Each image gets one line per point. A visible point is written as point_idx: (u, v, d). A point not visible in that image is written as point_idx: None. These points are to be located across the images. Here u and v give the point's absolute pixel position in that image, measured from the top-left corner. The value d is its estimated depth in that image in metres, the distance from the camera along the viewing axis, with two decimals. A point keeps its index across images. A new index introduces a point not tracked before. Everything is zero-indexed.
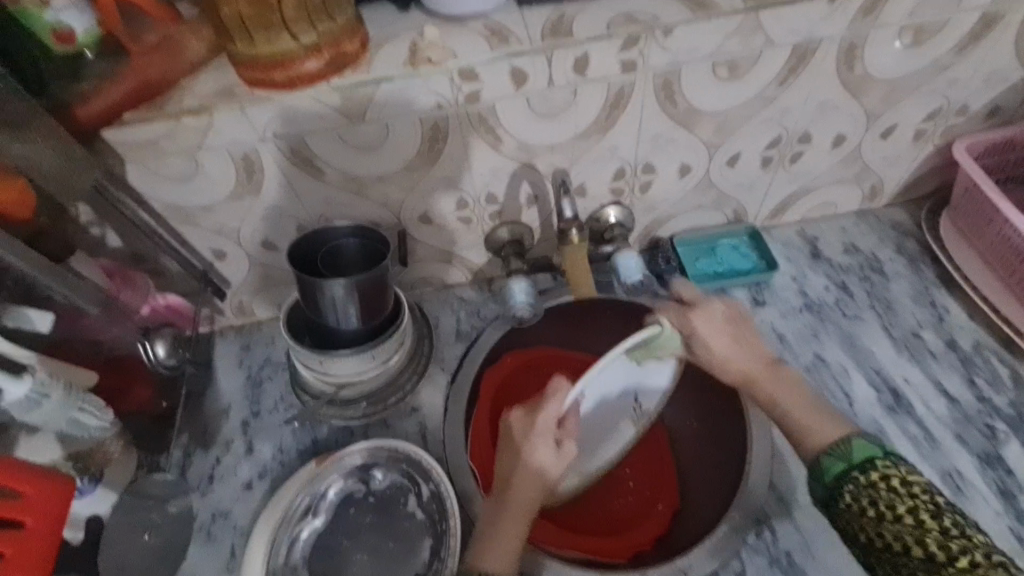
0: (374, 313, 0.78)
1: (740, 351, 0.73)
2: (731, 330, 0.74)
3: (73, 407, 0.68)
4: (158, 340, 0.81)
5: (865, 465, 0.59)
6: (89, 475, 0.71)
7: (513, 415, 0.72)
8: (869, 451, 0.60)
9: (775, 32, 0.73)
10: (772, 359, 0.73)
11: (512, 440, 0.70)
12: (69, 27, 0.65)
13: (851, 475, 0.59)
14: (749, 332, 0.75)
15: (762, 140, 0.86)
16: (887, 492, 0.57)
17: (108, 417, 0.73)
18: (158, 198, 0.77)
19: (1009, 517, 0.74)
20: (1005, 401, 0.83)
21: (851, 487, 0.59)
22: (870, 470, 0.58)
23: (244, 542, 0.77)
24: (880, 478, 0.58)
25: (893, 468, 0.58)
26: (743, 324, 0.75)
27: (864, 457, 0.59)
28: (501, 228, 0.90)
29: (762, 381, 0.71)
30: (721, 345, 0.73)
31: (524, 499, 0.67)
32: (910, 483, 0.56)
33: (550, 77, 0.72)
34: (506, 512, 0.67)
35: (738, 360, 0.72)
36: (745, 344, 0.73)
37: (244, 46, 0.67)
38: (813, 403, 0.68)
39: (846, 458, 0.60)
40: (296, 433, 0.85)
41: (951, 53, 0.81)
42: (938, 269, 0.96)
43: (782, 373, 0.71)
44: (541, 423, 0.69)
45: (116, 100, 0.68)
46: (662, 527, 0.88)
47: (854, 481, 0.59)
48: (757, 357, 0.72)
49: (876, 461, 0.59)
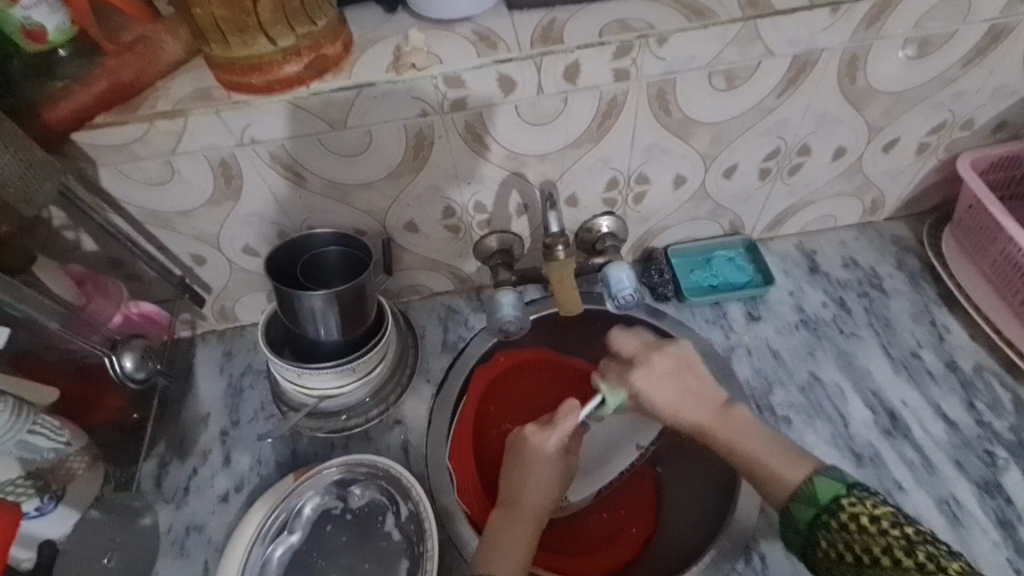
0: (354, 326, 0.75)
1: (686, 404, 0.75)
2: (675, 379, 0.77)
3: (24, 428, 0.67)
4: (126, 352, 0.76)
5: (832, 507, 0.62)
6: (50, 494, 0.69)
7: (527, 429, 0.76)
8: (834, 490, 0.63)
9: (774, 42, 0.71)
10: (722, 407, 0.75)
11: (521, 455, 0.74)
12: (40, 26, 0.63)
13: (821, 521, 0.62)
14: (698, 377, 0.77)
15: (760, 152, 0.83)
16: (859, 533, 0.59)
17: (63, 436, 0.71)
18: (131, 201, 0.74)
19: (1007, 549, 0.72)
20: (1005, 426, 0.80)
21: (825, 532, 0.61)
22: (839, 512, 0.61)
23: (218, 557, 0.74)
24: (849, 519, 0.60)
25: (859, 505, 0.61)
26: (690, 372, 0.77)
27: (830, 498, 0.63)
28: (490, 237, 0.87)
29: (715, 431, 0.73)
30: (664, 393, 0.76)
31: (536, 506, 0.72)
32: (878, 520, 0.59)
33: (540, 85, 0.70)
34: (515, 526, 0.70)
35: (687, 412, 0.75)
36: (694, 392, 0.76)
37: (219, 50, 0.64)
38: (772, 443, 0.70)
39: (814, 502, 0.63)
40: (274, 445, 0.82)
41: (956, 66, 0.78)
42: (939, 287, 0.93)
43: (734, 422, 0.73)
44: (557, 438, 0.74)
45: (86, 104, 0.65)
46: (633, 550, 0.86)
47: (826, 525, 0.62)
48: (706, 404, 0.75)
49: (842, 500, 0.62)
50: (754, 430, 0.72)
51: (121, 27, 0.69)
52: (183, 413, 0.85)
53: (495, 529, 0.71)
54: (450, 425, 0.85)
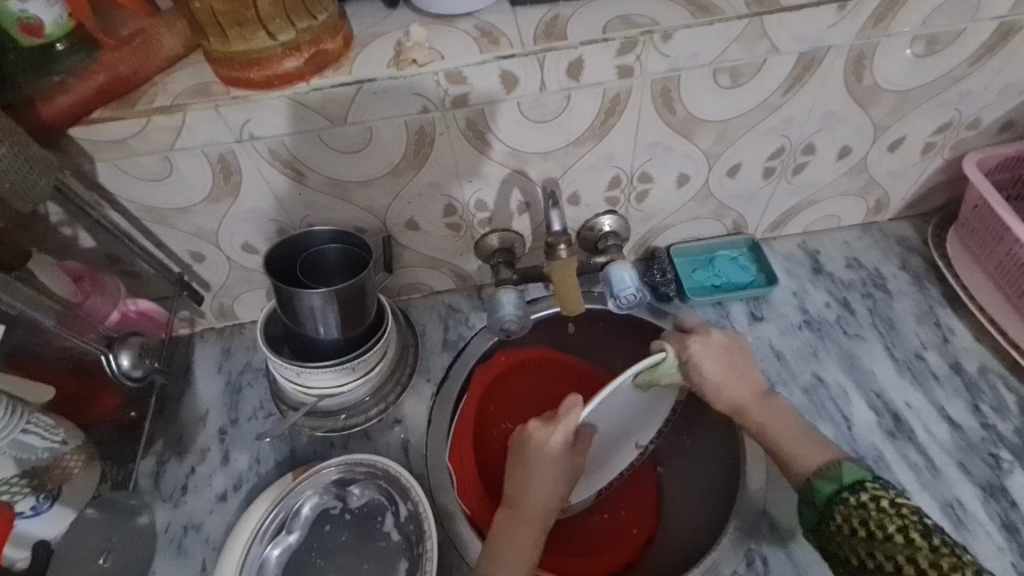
0: (354, 324, 0.75)
1: (732, 382, 0.74)
2: (724, 358, 0.75)
3: (19, 429, 0.67)
4: (122, 350, 0.75)
5: (854, 487, 0.62)
6: (46, 493, 0.70)
7: (530, 426, 0.75)
8: (859, 475, 0.63)
9: (780, 39, 0.70)
10: (763, 392, 0.74)
11: (523, 454, 0.74)
12: (37, 19, 0.63)
13: (841, 497, 0.62)
14: (745, 359, 0.76)
15: (764, 150, 0.82)
16: (878, 511, 0.59)
17: (58, 436, 0.71)
18: (129, 198, 0.73)
19: (1011, 553, 0.71)
20: (1010, 428, 0.79)
21: (842, 508, 0.61)
22: (860, 492, 0.61)
23: (215, 557, 0.74)
24: (870, 499, 0.60)
25: (882, 490, 0.61)
26: (739, 351, 0.76)
27: (853, 480, 0.62)
28: (491, 235, 0.86)
29: (751, 411, 0.72)
30: (715, 370, 0.75)
31: (537, 506, 0.72)
32: (899, 504, 0.59)
33: (542, 82, 0.69)
34: (518, 527, 0.71)
35: (729, 391, 0.74)
36: (735, 372, 0.74)
37: (218, 44, 0.63)
38: (798, 430, 0.70)
39: (837, 480, 0.63)
40: (273, 444, 0.82)
41: (963, 65, 0.77)
42: (943, 288, 0.92)
43: (770, 404, 0.72)
44: (559, 435, 0.73)
45: (84, 98, 0.64)
46: (634, 551, 0.86)
47: (844, 502, 0.61)
48: (747, 385, 0.74)
49: (865, 483, 0.62)
50: (787, 415, 0.72)
51: (118, 20, 0.68)
52: (181, 411, 0.85)
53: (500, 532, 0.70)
54: (450, 425, 0.85)
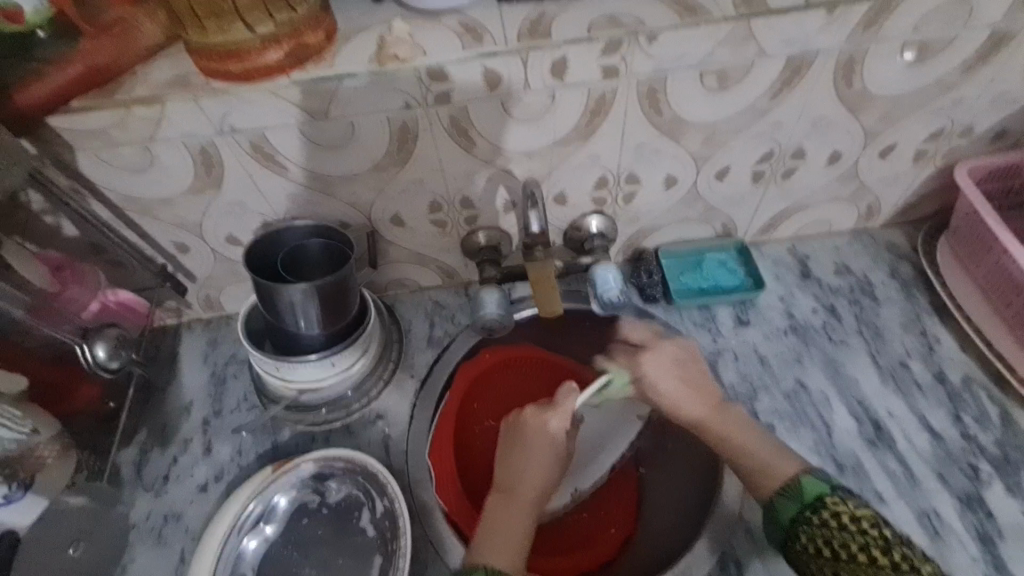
0: (335, 319, 0.75)
1: (684, 398, 0.77)
2: (676, 371, 0.79)
3: None
4: (98, 341, 0.76)
5: (816, 505, 0.62)
6: (19, 482, 0.68)
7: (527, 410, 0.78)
8: (819, 489, 0.63)
9: (768, 42, 0.69)
10: (718, 404, 0.76)
11: (523, 435, 0.76)
12: (16, 6, 0.62)
13: (803, 518, 0.62)
14: (698, 372, 0.79)
15: (752, 155, 0.82)
16: (841, 531, 0.59)
17: (26, 427, 0.70)
18: (112, 188, 0.73)
19: (985, 566, 0.71)
20: (991, 440, 0.79)
21: (806, 529, 0.61)
22: (821, 510, 0.61)
23: (194, 547, 0.74)
24: (832, 517, 0.60)
25: (842, 505, 0.61)
26: (692, 368, 0.79)
27: (815, 496, 0.62)
28: (478, 233, 0.86)
29: (710, 427, 0.74)
30: (667, 384, 0.78)
31: (534, 485, 0.72)
32: (859, 519, 0.59)
33: (526, 79, 0.68)
34: (514, 505, 0.70)
35: (686, 407, 0.76)
36: (686, 389, 0.78)
37: (196, 35, 0.62)
38: (761, 439, 0.71)
39: (798, 498, 0.63)
40: (254, 436, 0.82)
41: (956, 72, 0.76)
42: (932, 297, 0.92)
43: (726, 417, 0.74)
44: (556, 416, 0.77)
45: (62, 85, 0.64)
46: (611, 551, 0.86)
47: (808, 522, 0.61)
48: (701, 401, 0.76)
49: (825, 498, 0.62)
50: (746, 424, 0.73)
51: (99, 7, 0.66)
52: (166, 402, 0.85)
53: (492, 517, 0.69)
54: (431, 420, 0.85)
